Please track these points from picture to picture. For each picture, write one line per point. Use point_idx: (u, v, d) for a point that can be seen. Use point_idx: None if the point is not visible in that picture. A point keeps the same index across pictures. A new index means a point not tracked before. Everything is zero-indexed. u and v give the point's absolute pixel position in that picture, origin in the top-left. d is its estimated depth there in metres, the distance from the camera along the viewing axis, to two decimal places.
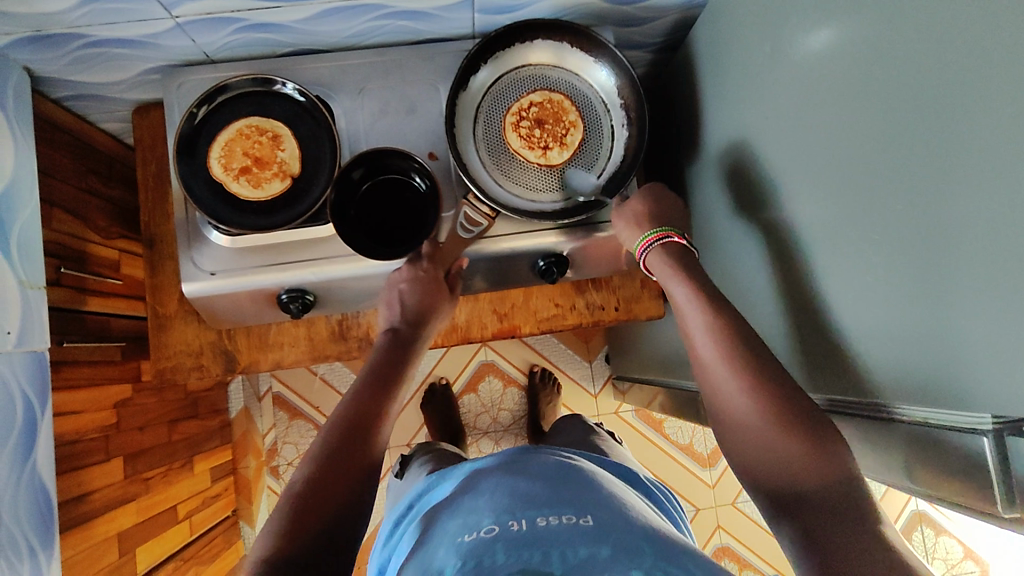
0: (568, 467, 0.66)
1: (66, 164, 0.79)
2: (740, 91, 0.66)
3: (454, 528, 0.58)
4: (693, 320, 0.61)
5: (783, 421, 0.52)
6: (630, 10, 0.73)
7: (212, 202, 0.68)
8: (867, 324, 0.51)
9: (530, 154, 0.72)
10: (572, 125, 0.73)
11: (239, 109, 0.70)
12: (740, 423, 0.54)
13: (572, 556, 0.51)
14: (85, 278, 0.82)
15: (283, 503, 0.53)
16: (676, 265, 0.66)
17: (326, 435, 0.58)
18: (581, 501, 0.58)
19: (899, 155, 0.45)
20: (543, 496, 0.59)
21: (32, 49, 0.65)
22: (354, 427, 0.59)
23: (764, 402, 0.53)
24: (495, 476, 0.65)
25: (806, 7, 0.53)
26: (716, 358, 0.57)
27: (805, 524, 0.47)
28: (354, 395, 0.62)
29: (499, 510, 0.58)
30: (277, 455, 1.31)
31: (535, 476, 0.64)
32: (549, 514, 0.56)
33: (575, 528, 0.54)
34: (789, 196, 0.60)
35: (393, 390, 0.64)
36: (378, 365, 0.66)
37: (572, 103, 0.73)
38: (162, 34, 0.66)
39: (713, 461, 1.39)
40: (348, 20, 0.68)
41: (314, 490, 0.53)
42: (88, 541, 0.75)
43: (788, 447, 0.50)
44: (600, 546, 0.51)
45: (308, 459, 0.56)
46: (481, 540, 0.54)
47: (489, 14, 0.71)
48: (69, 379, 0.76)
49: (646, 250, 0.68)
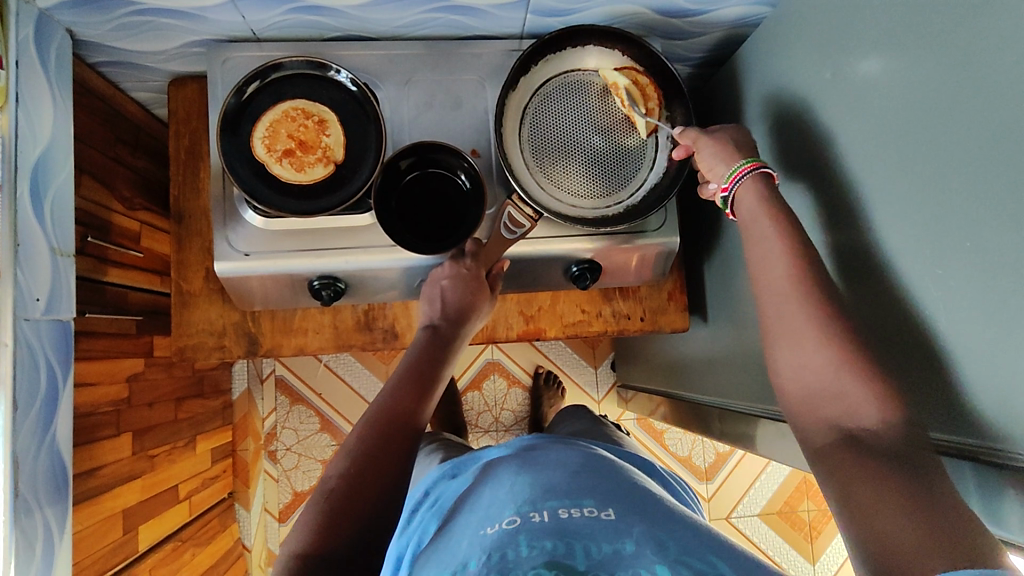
0: (591, 459, 0.66)
1: (97, 131, 0.77)
2: (789, 115, 0.66)
3: (475, 523, 0.57)
4: (770, 255, 0.57)
5: (849, 368, 0.50)
6: (681, 22, 0.74)
7: (253, 182, 0.67)
8: (915, 359, 0.51)
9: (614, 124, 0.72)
10: (648, 113, 0.72)
11: (287, 90, 0.69)
12: (807, 366, 0.52)
13: (595, 551, 0.50)
14: (107, 248, 0.80)
15: (320, 499, 0.52)
16: (764, 195, 0.60)
17: (362, 432, 0.58)
18: (602, 493, 0.58)
19: (959, 193, 0.46)
20: (563, 486, 0.59)
21: (78, 11, 0.63)
22: (391, 427, 0.58)
23: (836, 352, 0.51)
24: (513, 466, 0.65)
25: (868, 37, 0.54)
26: (790, 301, 0.54)
27: (845, 474, 0.45)
28: (390, 391, 0.62)
29: (520, 500, 0.57)
30: (275, 440, 1.29)
31: (554, 467, 0.63)
32: (570, 507, 0.56)
33: (598, 522, 0.53)
34: (832, 222, 0.60)
35: (428, 387, 0.64)
36: (416, 361, 0.65)
37: (656, 93, 0.72)
38: (212, 8, 0.64)
39: (711, 474, 1.41)
40: (401, 10, 0.68)
41: (352, 488, 0.53)
42: (96, 516, 0.74)
43: (863, 392, 0.49)
44: (624, 542, 0.51)
45: (343, 455, 0.56)
46: (503, 531, 0.53)
47: (542, 15, 0.71)
48: (87, 350, 0.74)
49: (736, 183, 0.61)
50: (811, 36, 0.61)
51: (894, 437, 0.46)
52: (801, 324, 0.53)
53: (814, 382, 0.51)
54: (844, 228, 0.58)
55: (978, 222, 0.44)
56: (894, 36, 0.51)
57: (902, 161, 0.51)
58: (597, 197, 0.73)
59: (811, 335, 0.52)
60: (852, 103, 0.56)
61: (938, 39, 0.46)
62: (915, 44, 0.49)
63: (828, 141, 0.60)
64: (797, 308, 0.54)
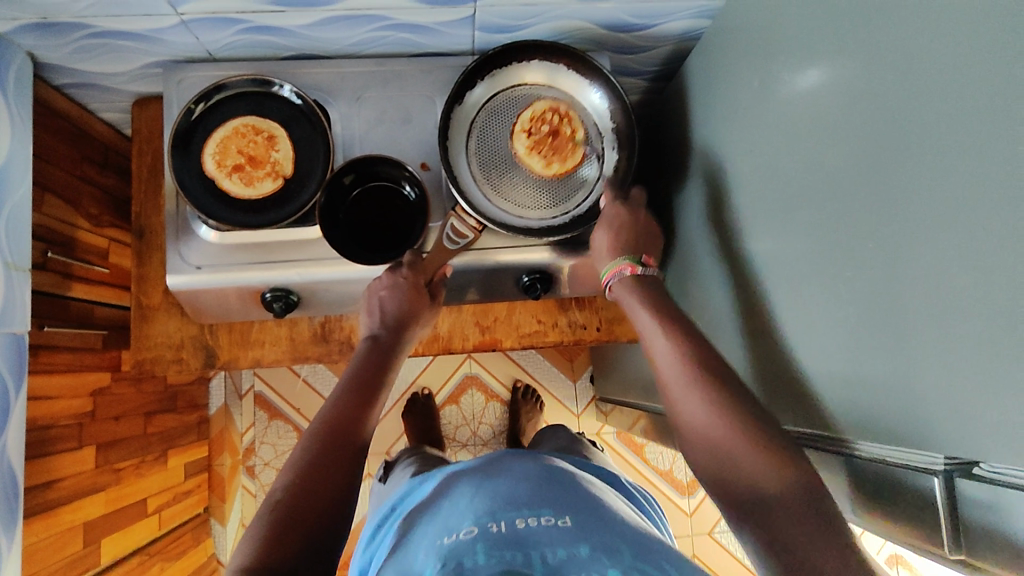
0: (553, 470, 0.64)
1: (62, 150, 0.80)
2: (726, 125, 0.67)
3: (434, 532, 0.55)
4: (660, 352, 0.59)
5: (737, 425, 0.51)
6: (629, 37, 0.75)
7: (203, 197, 0.69)
8: (834, 361, 0.52)
9: (534, 162, 0.74)
10: (547, 165, 0.74)
11: (236, 108, 0.71)
12: (702, 432, 0.53)
13: (552, 558, 0.49)
14: (71, 264, 0.82)
15: (267, 510, 0.51)
16: (642, 291, 0.65)
17: (308, 443, 0.57)
18: (560, 502, 0.57)
19: (868, 197, 0.46)
20: (524, 498, 0.57)
21: (36, 35, 0.65)
22: (338, 436, 0.58)
23: (724, 410, 0.53)
24: (475, 476, 0.64)
25: (792, 47, 0.55)
26: (679, 370, 0.57)
27: (771, 532, 0.45)
28: (333, 402, 0.62)
29: (480, 511, 0.56)
30: (253, 455, 1.31)
31: (515, 478, 0.62)
32: (528, 516, 0.54)
33: (554, 530, 0.52)
34: (763, 229, 0.61)
35: (374, 396, 0.64)
36: (362, 371, 0.66)
37: (568, 167, 0.74)
38: (166, 29, 0.67)
39: (693, 489, 1.40)
40: (350, 29, 0.70)
41: (299, 498, 0.52)
42: (53, 528, 0.74)
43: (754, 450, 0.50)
44: (578, 546, 0.49)
45: (290, 468, 0.55)
46: (460, 541, 0.52)
47: (489, 32, 0.72)
48: (47, 363, 0.76)
49: (612, 280, 0.67)
50: (745, 47, 0.62)
51: (801, 495, 0.46)
52: (696, 410, 0.54)
53: (734, 480, 0.50)
54: (773, 234, 0.59)
55: (885, 224, 0.45)
56: (815, 44, 0.52)
57: (822, 167, 0.52)
58: (544, 208, 0.74)
59: (711, 417, 0.53)
60: (779, 111, 0.57)
61: (851, 46, 0.47)
62: (832, 51, 0.50)
63: (759, 150, 0.61)
64: (695, 398, 0.54)
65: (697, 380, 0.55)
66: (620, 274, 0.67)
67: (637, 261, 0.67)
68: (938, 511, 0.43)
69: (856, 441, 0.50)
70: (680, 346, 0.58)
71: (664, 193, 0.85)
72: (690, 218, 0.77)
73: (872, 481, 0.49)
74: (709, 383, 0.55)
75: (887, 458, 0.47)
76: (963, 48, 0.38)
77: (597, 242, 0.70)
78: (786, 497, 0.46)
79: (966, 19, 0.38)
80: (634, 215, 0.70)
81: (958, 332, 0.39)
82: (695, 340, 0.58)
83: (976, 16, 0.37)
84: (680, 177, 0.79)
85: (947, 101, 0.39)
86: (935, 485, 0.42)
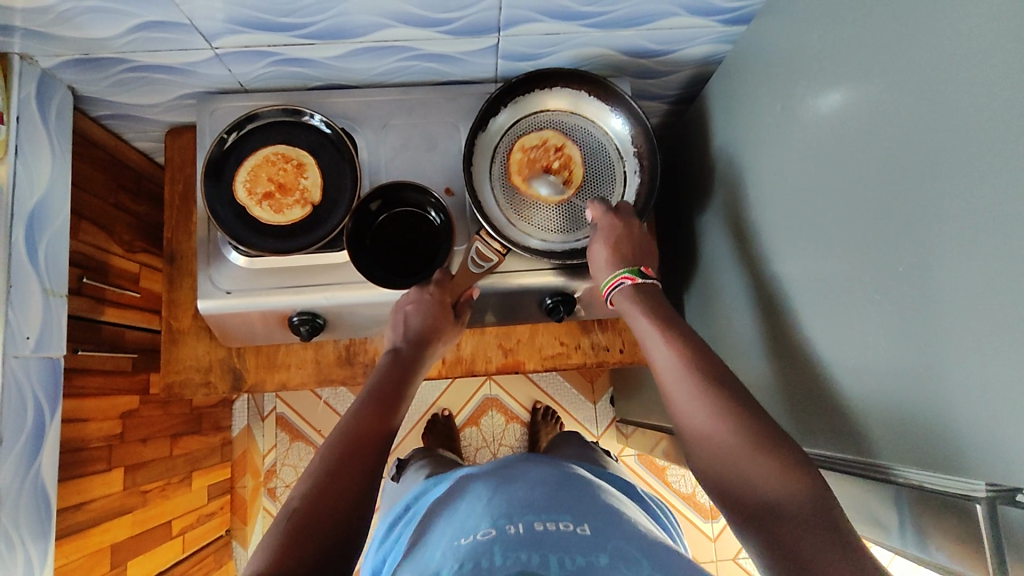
0: (565, 475, 0.64)
1: (98, 179, 0.82)
2: (748, 148, 0.68)
3: (450, 533, 0.55)
4: (659, 354, 0.60)
5: (736, 425, 0.52)
6: (649, 63, 0.76)
7: (234, 223, 0.70)
8: (864, 386, 0.51)
9: (520, 152, 0.75)
10: (521, 160, 0.75)
11: (266, 137, 0.73)
12: (705, 435, 0.53)
13: (570, 563, 0.48)
14: (104, 289, 0.84)
15: (283, 519, 0.50)
16: (649, 307, 0.64)
17: (325, 451, 0.57)
18: (579, 509, 0.56)
19: (896, 222, 0.46)
20: (540, 502, 0.57)
21: (77, 71, 0.68)
22: (351, 442, 0.57)
23: (723, 411, 0.53)
24: (489, 479, 0.63)
25: (814, 72, 0.55)
26: (677, 376, 0.57)
27: (776, 537, 0.45)
28: (354, 412, 0.61)
29: (497, 513, 0.55)
30: (275, 477, 1.31)
31: (531, 482, 0.61)
32: (546, 520, 0.53)
33: (573, 535, 0.51)
34: (789, 252, 0.61)
35: (393, 409, 0.63)
36: (379, 384, 0.65)
37: (511, 172, 0.75)
38: (201, 63, 0.69)
39: (716, 513, 1.38)
40: (377, 59, 0.72)
41: (316, 508, 0.51)
42: (82, 550, 0.75)
43: (755, 451, 0.50)
44: (597, 554, 0.48)
45: (306, 476, 0.54)
46: (477, 542, 0.51)
47: (512, 60, 0.74)
48: (81, 386, 0.77)
49: (612, 291, 0.68)
50: (766, 72, 0.63)
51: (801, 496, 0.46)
52: (696, 412, 0.54)
53: (755, 495, 0.48)
54: (800, 257, 0.59)
55: (912, 249, 0.45)
56: (838, 69, 0.52)
57: (848, 190, 0.52)
58: (568, 231, 0.75)
59: (711, 419, 0.53)
60: (802, 136, 0.58)
61: (874, 71, 0.48)
62: (855, 76, 0.50)
63: (782, 173, 0.61)
64: (707, 411, 0.54)
65: (703, 389, 0.55)
66: (620, 286, 0.67)
67: (637, 272, 0.67)
68: (978, 538, 0.42)
69: (895, 465, 0.49)
70: (687, 359, 0.58)
71: (686, 215, 0.85)
72: (714, 241, 0.77)
73: (911, 506, 0.48)
74: (707, 385, 0.55)
75: (924, 483, 0.47)
76: (986, 71, 0.38)
77: (592, 254, 0.69)
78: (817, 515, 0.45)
79: (989, 44, 0.38)
80: (630, 227, 0.69)
81: (987, 357, 0.39)
82: (695, 347, 0.59)
83: (1001, 39, 0.37)
84: (702, 199, 0.79)
85: (971, 124, 0.39)
86: (977, 512, 0.42)
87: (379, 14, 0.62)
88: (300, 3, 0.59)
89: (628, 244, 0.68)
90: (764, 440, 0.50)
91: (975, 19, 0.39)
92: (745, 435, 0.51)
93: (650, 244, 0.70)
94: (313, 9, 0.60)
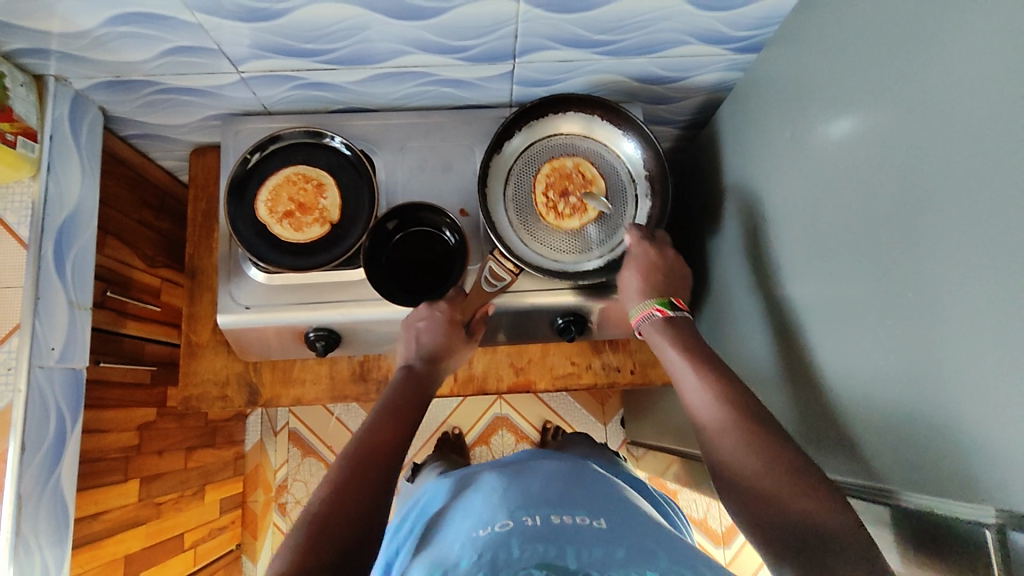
0: (575, 471, 0.65)
1: (123, 196, 0.85)
2: (760, 173, 0.69)
3: (467, 526, 0.54)
4: (688, 377, 0.61)
5: (761, 446, 0.52)
6: (661, 89, 0.78)
7: (255, 240, 0.72)
8: (874, 411, 0.51)
9: (564, 160, 0.77)
10: (561, 164, 0.77)
11: (288, 158, 0.76)
12: (729, 451, 0.54)
13: (586, 555, 0.47)
14: (126, 302, 0.86)
15: (302, 524, 0.51)
16: (675, 335, 0.65)
17: (345, 459, 0.57)
18: (595, 504, 0.56)
19: (905, 248, 0.47)
20: (556, 496, 0.57)
21: (109, 92, 0.71)
22: (370, 454, 0.58)
23: (750, 434, 0.53)
24: (502, 474, 0.64)
25: (824, 99, 0.56)
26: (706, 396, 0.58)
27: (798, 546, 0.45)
28: (371, 425, 0.61)
29: (514, 506, 0.55)
30: (285, 492, 1.32)
31: (546, 478, 0.62)
32: (562, 514, 0.54)
33: (589, 528, 0.51)
34: (799, 276, 0.62)
35: (408, 424, 0.63)
36: (396, 398, 0.65)
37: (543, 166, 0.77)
38: (227, 86, 0.72)
39: (728, 539, 1.36)
40: (397, 84, 0.74)
41: (334, 514, 0.51)
42: (95, 560, 0.76)
43: (778, 472, 0.50)
44: (614, 547, 0.48)
45: (325, 484, 0.55)
46: (495, 534, 0.51)
47: (527, 86, 0.76)
48: (101, 398, 0.79)
49: (642, 321, 0.68)
50: (777, 99, 0.64)
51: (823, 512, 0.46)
52: (722, 431, 0.55)
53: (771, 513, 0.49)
54: (811, 281, 0.60)
55: (920, 275, 0.45)
56: (847, 96, 0.53)
57: (858, 216, 0.52)
58: (580, 252, 0.76)
59: (737, 438, 0.54)
60: (813, 161, 0.59)
61: (883, 99, 0.49)
62: (863, 104, 0.51)
63: (793, 198, 0.62)
64: (731, 433, 0.54)
65: (732, 416, 0.55)
66: (649, 317, 0.67)
67: (665, 303, 0.68)
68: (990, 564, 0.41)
69: (905, 491, 0.49)
70: (715, 385, 0.58)
71: (698, 238, 0.86)
72: (726, 262, 0.78)
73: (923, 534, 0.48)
74: (735, 407, 0.56)
75: (936, 510, 0.46)
76: (990, 101, 0.39)
77: (623, 280, 0.71)
78: (838, 534, 0.45)
79: (994, 75, 0.39)
80: (660, 254, 0.71)
81: (996, 384, 0.39)
82: (725, 374, 0.60)
83: (1005, 73, 0.38)
84: (713, 223, 0.80)
85: (975, 153, 0.40)
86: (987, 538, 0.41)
87: (400, 41, 0.64)
88: (324, 30, 0.61)
89: (659, 274, 0.70)
90: (788, 464, 0.50)
91: (980, 52, 0.40)
92: (771, 456, 0.51)
93: (682, 274, 0.71)
94: (337, 37, 0.63)
